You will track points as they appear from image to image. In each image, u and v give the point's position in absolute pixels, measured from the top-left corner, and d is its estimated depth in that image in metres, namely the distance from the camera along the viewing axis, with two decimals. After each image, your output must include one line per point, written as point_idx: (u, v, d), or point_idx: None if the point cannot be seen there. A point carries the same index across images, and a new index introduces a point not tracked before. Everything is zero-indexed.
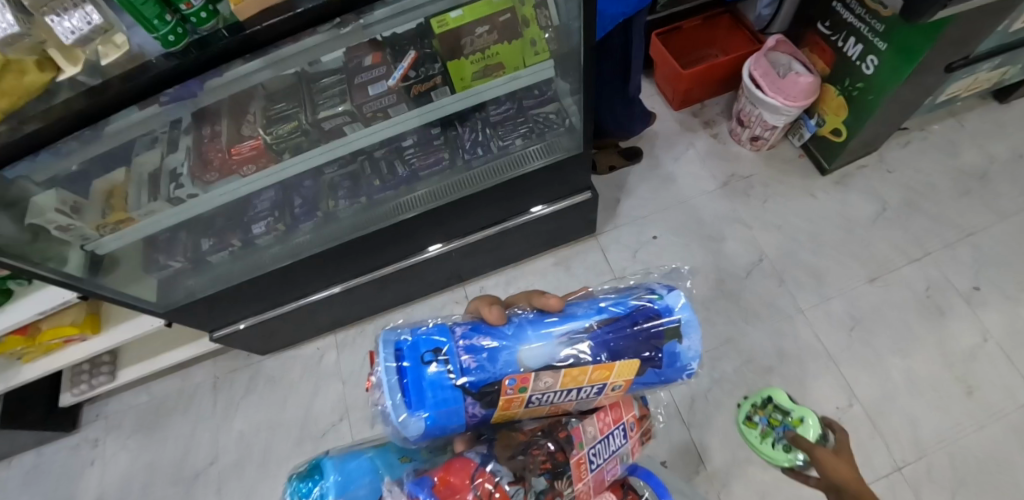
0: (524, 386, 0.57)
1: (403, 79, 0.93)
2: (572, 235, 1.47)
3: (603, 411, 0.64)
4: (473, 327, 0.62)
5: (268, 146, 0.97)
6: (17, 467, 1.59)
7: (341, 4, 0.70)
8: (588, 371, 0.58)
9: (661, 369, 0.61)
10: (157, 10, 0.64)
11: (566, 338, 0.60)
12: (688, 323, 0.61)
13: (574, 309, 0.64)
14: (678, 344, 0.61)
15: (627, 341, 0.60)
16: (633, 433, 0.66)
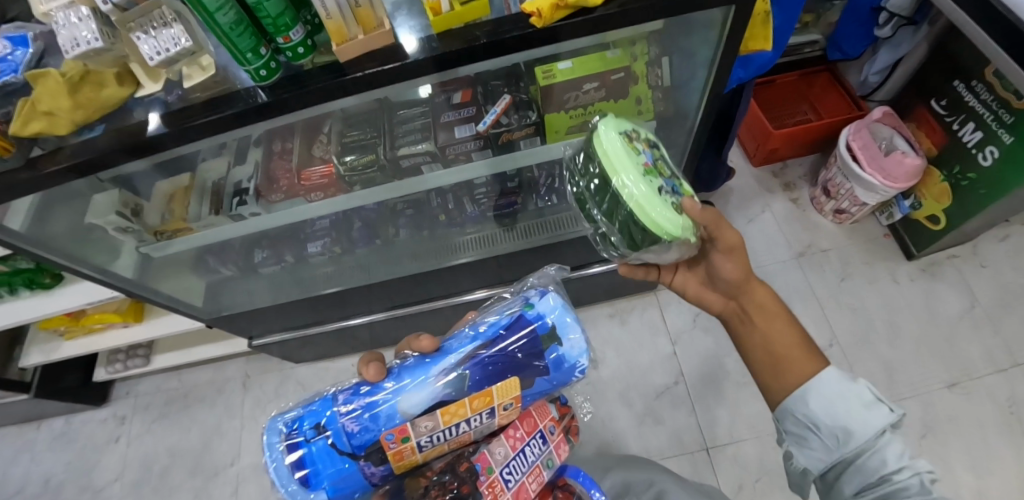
0: (405, 434, 0.46)
1: (493, 125, 0.85)
2: (633, 289, 1.39)
3: (514, 426, 0.50)
4: (348, 389, 0.51)
5: (339, 176, 0.92)
6: (43, 431, 1.58)
7: (452, 58, 0.63)
8: (467, 402, 0.47)
9: (550, 377, 0.51)
10: (253, 44, 0.58)
11: (444, 373, 0.49)
12: (562, 324, 0.52)
13: (449, 343, 0.53)
14: (559, 347, 0.51)
15: (503, 357, 0.49)
16: (556, 437, 0.53)
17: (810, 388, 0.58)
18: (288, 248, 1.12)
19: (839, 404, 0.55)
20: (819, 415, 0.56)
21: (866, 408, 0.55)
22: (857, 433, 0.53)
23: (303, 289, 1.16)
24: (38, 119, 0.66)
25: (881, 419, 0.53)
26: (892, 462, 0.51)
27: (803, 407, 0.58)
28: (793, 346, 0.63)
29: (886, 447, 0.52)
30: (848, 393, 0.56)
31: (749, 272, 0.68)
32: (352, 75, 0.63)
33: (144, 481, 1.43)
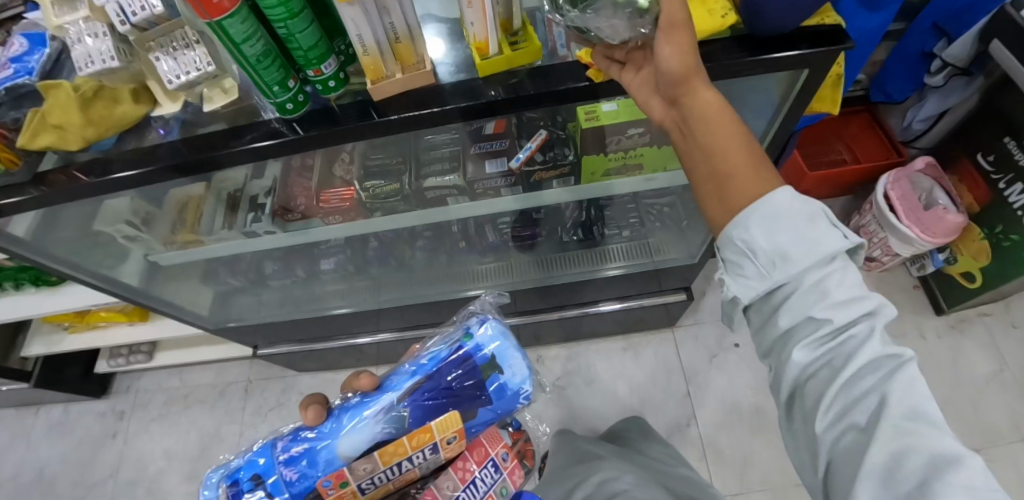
0: (344, 479, 0.52)
1: (526, 162, 0.81)
2: (651, 324, 1.35)
3: (463, 457, 0.56)
4: (291, 436, 0.56)
5: (361, 201, 0.89)
6: (41, 418, 1.55)
7: (490, 103, 0.59)
8: (405, 441, 0.53)
9: (494, 405, 0.56)
10: (280, 77, 0.54)
11: (382, 413, 0.54)
12: (502, 353, 0.57)
13: (389, 380, 0.59)
14: (501, 375, 0.56)
15: (439, 394, 0.55)
16: (510, 464, 0.57)
17: (751, 216, 0.46)
18: (300, 261, 1.07)
19: (784, 239, 0.45)
20: (759, 250, 0.46)
21: (816, 238, 0.44)
22: (795, 260, 0.44)
23: (314, 306, 1.13)
24: (47, 131, 0.62)
25: (833, 250, 0.44)
26: (848, 315, 0.43)
27: (745, 236, 0.47)
28: (748, 160, 0.49)
29: (837, 294, 0.43)
30: (796, 222, 0.45)
31: (686, 65, 0.51)
32: (384, 117, 0.58)
33: (139, 480, 1.41)
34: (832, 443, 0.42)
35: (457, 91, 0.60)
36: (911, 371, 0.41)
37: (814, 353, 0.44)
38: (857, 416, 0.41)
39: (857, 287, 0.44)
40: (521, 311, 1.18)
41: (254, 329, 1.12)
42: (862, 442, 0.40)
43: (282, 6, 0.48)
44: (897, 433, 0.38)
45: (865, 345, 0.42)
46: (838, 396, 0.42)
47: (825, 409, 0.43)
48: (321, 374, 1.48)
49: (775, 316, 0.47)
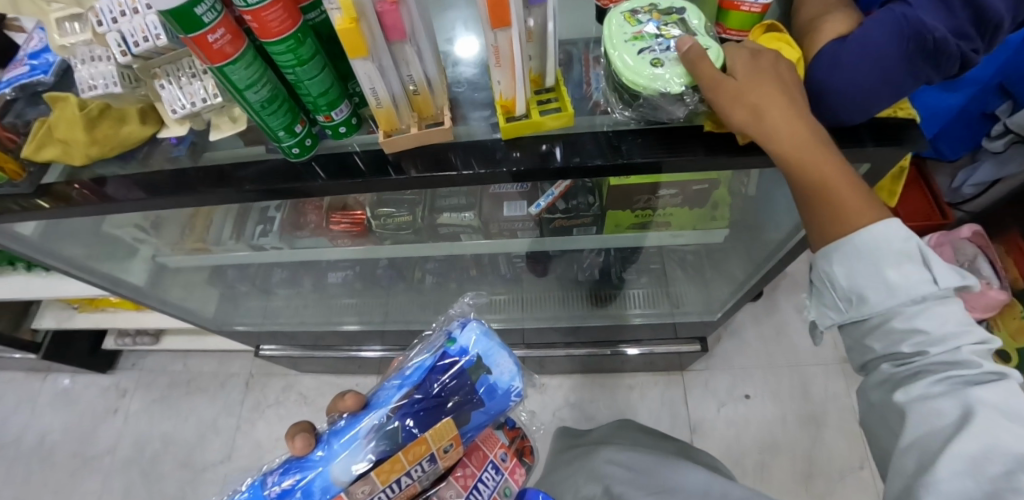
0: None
1: (546, 210, 0.78)
2: (660, 365, 1.31)
3: (463, 465, 0.56)
4: (279, 471, 0.52)
5: (371, 228, 0.85)
6: (48, 386, 1.57)
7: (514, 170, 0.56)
8: (401, 456, 0.50)
9: (487, 407, 0.55)
10: (286, 122, 0.51)
11: (375, 430, 0.52)
12: (487, 353, 0.57)
13: (376, 396, 0.57)
14: (490, 375, 0.56)
15: (430, 402, 0.54)
16: (508, 463, 0.59)
17: (837, 247, 0.49)
18: (308, 275, 1.13)
19: (870, 273, 0.48)
20: (841, 282, 0.50)
21: (905, 271, 0.47)
22: (874, 301, 0.48)
23: (321, 319, 1.17)
24: (52, 145, 0.62)
25: (924, 288, 0.46)
26: (944, 340, 0.45)
27: (828, 267, 0.51)
28: (841, 186, 0.48)
29: (932, 320, 0.46)
30: (885, 253, 0.47)
31: (744, 92, 0.47)
32: (399, 175, 0.56)
33: (134, 461, 1.42)
34: (913, 437, 0.44)
35: (476, 154, 0.57)
36: (1013, 385, 0.43)
37: (898, 369, 0.48)
38: (943, 412, 0.43)
39: (955, 313, 0.46)
40: (530, 345, 1.17)
41: (261, 334, 1.19)
42: (943, 436, 0.42)
43: (291, 53, 0.45)
44: (986, 428, 0.40)
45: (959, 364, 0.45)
46: (926, 395, 0.45)
47: (911, 405, 0.45)
48: (322, 376, 1.47)
49: (867, 343, 0.51)
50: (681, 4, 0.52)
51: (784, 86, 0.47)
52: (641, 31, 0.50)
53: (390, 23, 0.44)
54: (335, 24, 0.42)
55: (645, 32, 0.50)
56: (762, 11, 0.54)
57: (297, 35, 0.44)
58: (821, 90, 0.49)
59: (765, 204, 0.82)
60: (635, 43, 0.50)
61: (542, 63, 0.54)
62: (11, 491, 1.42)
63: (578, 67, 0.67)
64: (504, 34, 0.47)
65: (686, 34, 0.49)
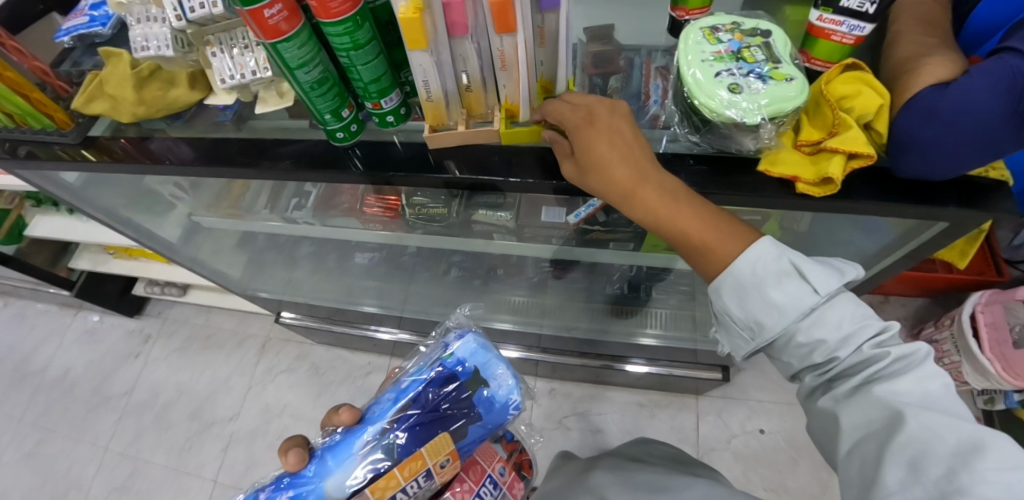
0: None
1: (586, 220, 0.75)
2: (676, 387, 1.28)
3: (461, 480, 0.60)
4: (275, 488, 0.55)
5: (403, 215, 0.85)
6: (77, 322, 1.63)
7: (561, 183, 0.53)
8: (398, 472, 0.54)
9: (485, 421, 0.58)
10: (334, 105, 0.49)
11: (369, 445, 0.55)
12: (484, 366, 0.59)
13: (371, 411, 0.59)
14: (487, 389, 0.58)
15: (427, 418, 0.56)
16: (504, 478, 0.64)
17: (722, 286, 0.49)
18: (334, 252, 1.13)
19: (758, 302, 0.48)
20: (736, 316, 0.50)
21: (786, 291, 0.48)
22: (768, 330, 0.49)
23: (342, 296, 1.18)
24: (100, 100, 0.64)
25: (807, 301, 0.47)
26: (846, 340, 0.48)
27: (720, 302, 0.51)
28: (708, 228, 0.48)
29: (829, 328, 0.48)
30: (764, 277, 0.48)
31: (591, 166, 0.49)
32: (440, 175, 0.55)
33: (148, 406, 1.46)
34: (852, 444, 0.46)
35: (524, 162, 0.55)
36: (925, 373, 0.46)
37: (819, 378, 0.50)
38: (876, 414, 0.45)
39: (849, 313, 0.48)
40: (546, 350, 1.16)
41: (283, 303, 1.21)
42: (879, 440, 0.44)
43: (348, 35, 0.42)
44: (918, 423, 0.42)
45: (871, 360, 0.48)
46: (853, 397, 0.47)
47: (843, 413, 0.47)
48: (336, 350, 1.48)
49: (783, 358, 0.52)
50: (768, 27, 0.48)
51: (616, 140, 0.48)
52: (722, 51, 0.46)
53: (455, 18, 0.44)
54: (399, 12, 0.42)
55: (725, 52, 0.46)
56: (854, 43, 0.50)
57: (356, 18, 0.42)
58: (904, 139, 0.46)
59: (814, 243, 0.78)
60: (714, 62, 0.46)
61: (554, 69, 0.52)
62: (32, 418, 1.48)
63: (638, 76, 0.64)
64: (511, 39, 0.46)
65: (770, 59, 0.45)
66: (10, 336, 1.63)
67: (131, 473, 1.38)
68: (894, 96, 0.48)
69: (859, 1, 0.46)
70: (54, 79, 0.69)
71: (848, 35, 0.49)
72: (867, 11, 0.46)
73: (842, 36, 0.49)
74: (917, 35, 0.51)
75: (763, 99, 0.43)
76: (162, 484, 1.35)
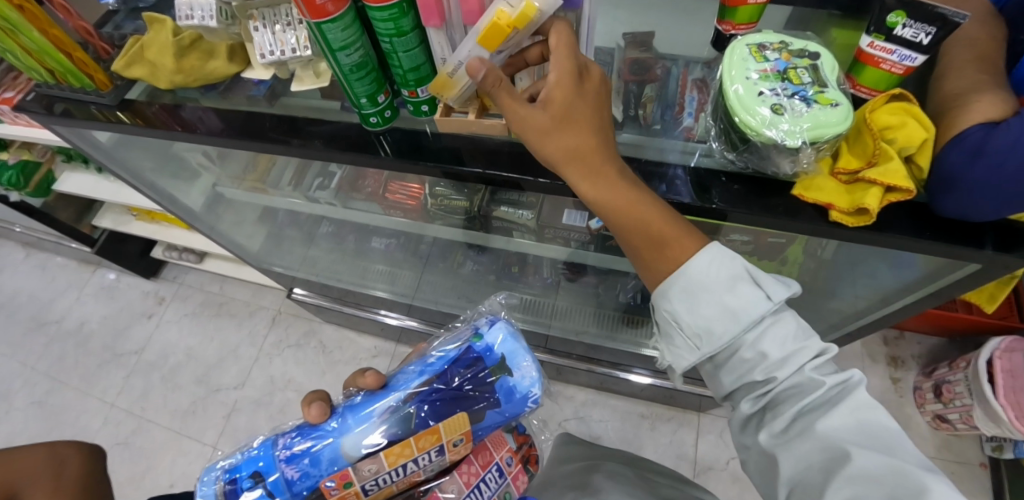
0: (348, 481, 0.53)
1: (608, 226, 0.74)
2: (679, 402, 1.26)
3: (468, 461, 0.58)
4: (295, 434, 0.56)
5: (426, 205, 0.85)
6: (96, 278, 1.66)
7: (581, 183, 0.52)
8: (413, 442, 0.54)
9: (503, 408, 0.56)
10: (371, 90, 0.49)
11: (390, 411, 0.56)
12: (512, 355, 0.58)
13: (395, 379, 0.60)
14: (511, 378, 0.57)
15: (448, 395, 0.56)
16: (512, 469, 0.61)
17: (672, 284, 0.49)
18: (353, 234, 1.14)
19: (707, 305, 0.48)
20: (685, 319, 0.49)
21: (737, 298, 0.47)
22: (715, 336, 0.48)
23: (353, 277, 1.19)
24: (140, 64, 0.64)
25: (758, 312, 0.46)
26: (787, 361, 0.46)
27: (667, 305, 0.50)
28: (669, 225, 0.48)
29: (772, 349, 0.46)
30: (715, 281, 0.47)
31: (567, 123, 0.45)
32: (474, 168, 0.54)
33: (156, 367, 1.49)
34: (792, 482, 0.44)
35: None
36: (860, 402, 0.44)
37: (756, 405, 0.48)
38: (812, 455, 0.43)
39: (793, 332, 0.47)
40: (553, 351, 1.16)
41: (297, 279, 1.22)
42: (819, 479, 0.42)
43: (393, 21, 0.43)
44: (859, 463, 0.40)
45: (808, 388, 0.46)
46: (792, 431, 0.45)
47: (784, 453, 0.45)
48: (343, 330, 1.49)
49: (719, 378, 0.50)
50: (817, 49, 0.47)
51: (596, 110, 0.47)
52: (768, 70, 0.46)
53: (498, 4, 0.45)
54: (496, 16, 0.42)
55: (770, 71, 0.46)
56: (903, 73, 0.49)
57: (403, 5, 0.42)
58: (949, 176, 0.45)
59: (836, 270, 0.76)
60: (760, 81, 0.45)
61: None
62: (44, 367, 1.51)
63: (674, 85, 0.63)
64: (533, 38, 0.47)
65: (817, 82, 0.45)
66: (30, 285, 1.67)
67: (134, 431, 1.40)
68: (939, 130, 0.47)
69: (914, 31, 0.45)
70: (98, 41, 0.70)
71: (899, 64, 0.48)
72: (921, 42, 0.45)
73: (892, 65, 0.48)
74: (970, 71, 0.49)
75: (804, 122, 0.43)
76: (163, 444, 1.38)
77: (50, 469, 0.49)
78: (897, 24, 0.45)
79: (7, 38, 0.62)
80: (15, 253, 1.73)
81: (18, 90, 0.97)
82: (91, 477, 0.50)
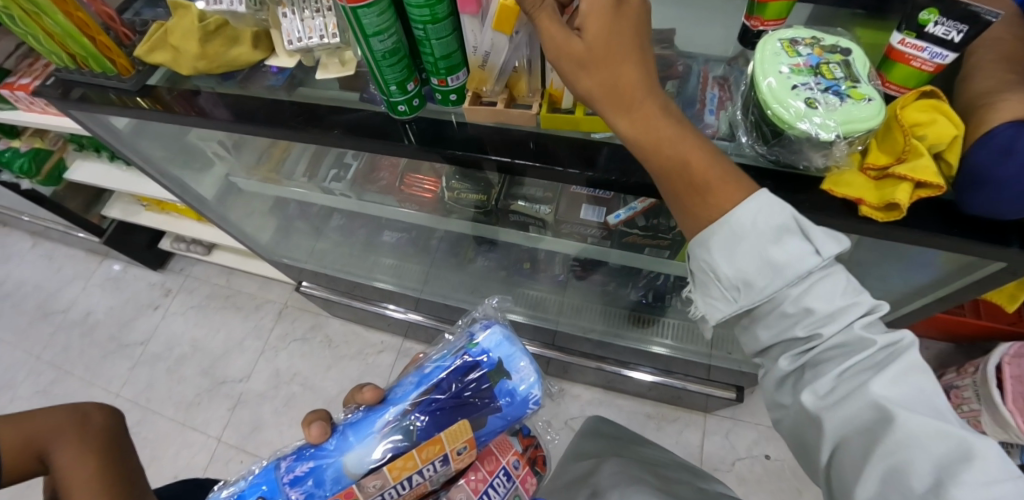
0: (353, 498, 0.53)
1: (625, 222, 0.74)
2: (686, 402, 1.26)
3: (475, 469, 0.58)
4: (295, 456, 0.56)
5: (441, 199, 0.85)
6: (103, 269, 1.66)
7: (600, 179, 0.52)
8: (416, 453, 0.54)
9: (504, 412, 0.57)
10: (401, 77, 0.50)
11: (390, 424, 0.56)
12: (508, 358, 0.59)
13: (393, 392, 0.60)
14: (509, 381, 0.58)
15: (448, 404, 0.57)
16: (520, 472, 0.61)
17: (713, 233, 0.44)
18: (364, 227, 1.14)
19: (752, 256, 0.43)
20: (725, 270, 0.44)
21: (785, 248, 0.43)
22: (759, 288, 0.44)
23: (362, 270, 1.18)
24: (163, 49, 0.64)
25: (808, 265, 0.43)
26: (834, 317, 0.43)
27: (706, 255, 0.45)
28: (714, 168, 0.44)
29: (816, 303, 0.43)
30: (764, 230, 0.43)
31: (602, 60, 0.42)
32: (504, 157, 0.54)
33: (161, 358, 1.49)
34: (833, 444, 0.42)
35: (576, 147, 0.54)
36: (912, 363, 0.41)
37: (795, 362, 0.45)
38: (857, 419, 0.41)
39: (842, 286, 0.44)
40: (562, 349, 1.16)
41: (305, 271, 1.22)
42: (863, 443, 0.40)
43: (427, 8, 0.43)
44: (908, 428, 0.38)
45: (856, 347, 0.43)
46: (836, 393, 0.43)
47: (828, 416, 0.42)
48: (350, 325, 1.49)
49: (755, 331, 0.47)
50: (848, 45, 0.48)
51: (638, 43, 0.43)
52: (800, 64, 0.46)
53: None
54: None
55: (802, 65, 0.46)
56: (932, 71, 0.49)
57: None
58: (978, 175, 0.45)
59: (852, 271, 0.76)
60: (792, 75, 0.45)
61: None
62: (49, 357, 1.51)
63: (695, 83, 0.62)
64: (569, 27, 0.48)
65: (848, 77, 0.45)
66: (36, 275, 1.67)
67: (138, 422, 1.40)
68: (968, 127, 0.47)
69: (945, 29, 0.45)
70: (120, 26, 0.70)
71: (929, 62, 0.48)
72: (952, 40, 0.45)
73: (922, 63, 0.48)
74: (998, 69, 0.49)
75: (838, 117, 0.43)
76: (168, 435, 1.37)
77: (76, 421, 0.52)
78: (929, 21, 0.46)
79: (30, 21, 0.62)
80: (22, 242, 1.73)
81: (34, 77, 0.97)
82: (115, 432, 0.53)
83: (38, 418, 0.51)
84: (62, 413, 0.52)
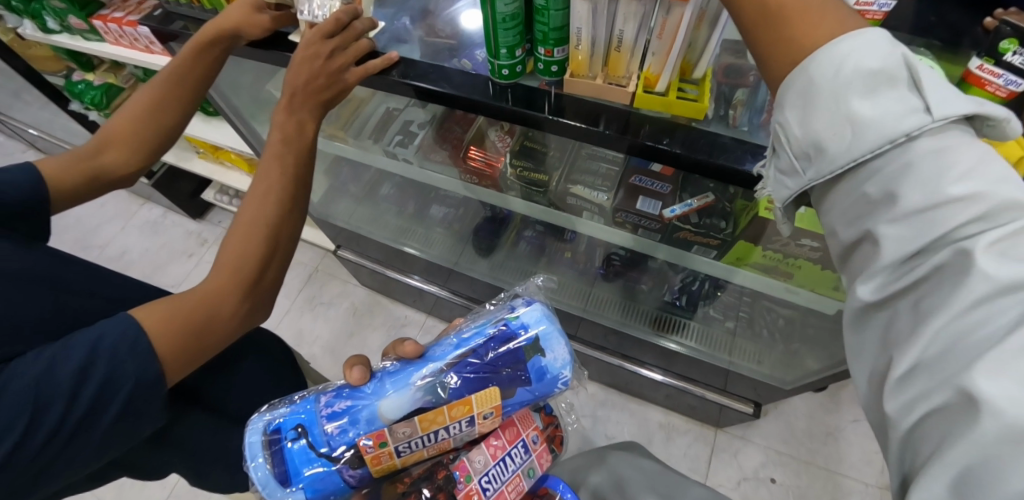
0: (382, 440, 0.52)
1: (679, 217, 0.76)
2: (697, 414, 1.28)
3: (496, 435, 0.57)
4: (336, 392, 0.56)
5: (503, 176, 0.89)
6: (144, 211, 1.71)
7: (667, 156, 0.57)
8: (446, 411, 0.53)
9: (533, 387, 0.55)
10: (512, 41, 0.56)
11: (425, 380, 0.55)
12: (545, 336, 0.55)
13: (433, 350, 0.58)
14: (542, 358, 0.54)
15: (484, 368, 0.54)
16: (537, 448, 0.59)
17: (790, 86, 0.41)
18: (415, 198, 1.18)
19: (831, 110, 0.38)
20: (795, 131, 0.41)
21: (878, 103, 0.37)
22: (830, 151, 0.39)
23: (403, 240, 1.23)
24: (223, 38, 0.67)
25: (908, 120, 0.36)
26: (926, 229, 0.35)
27: (781, 116, 0.42)
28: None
29: (909, 193, 0.36)
30: (853, 78, 0.38)
31: None
32: (590, 126, 0.58)
33: None
34: (910, 419, 0.33)
35: (655, 127, 0.58)
36: None
37: (881, 293, 0.37)
38: (936, 399, 0.32)
39: (960, 169, 0.35)
40: (585, 341, 1.20)
41: (345, 233, 1.26)
42: (941, 433, 0.31)
43: None
44: (1002, 427, 0.28)
45: (962, 280, 0.33)
46: (936, 361, 0.33)
47: (914, 393, 0.33)
48: (375, 296, 1.52)
49: (834, 228, 0.41)
50: None
51: None
52: None
53: None
54: None
55: None
56: (1005, 97, 0.52)
57: None
58: None
59: None
60: None
61: (700, 53, 0.54)
62: None
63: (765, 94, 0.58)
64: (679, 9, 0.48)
65: None
66: (82, 209, 1.73)
67: None
68: None
69: None
70: None
71: (1003, 88, 0.51)
72: None
73: (997, 89, 0.51)
74: None
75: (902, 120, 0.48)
76: None
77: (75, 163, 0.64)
78: (1010, 50, 0.49)
79: None
80: None
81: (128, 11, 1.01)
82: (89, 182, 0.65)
83: (56, 170, 0.62)
84: (59, 166, 0.63)
